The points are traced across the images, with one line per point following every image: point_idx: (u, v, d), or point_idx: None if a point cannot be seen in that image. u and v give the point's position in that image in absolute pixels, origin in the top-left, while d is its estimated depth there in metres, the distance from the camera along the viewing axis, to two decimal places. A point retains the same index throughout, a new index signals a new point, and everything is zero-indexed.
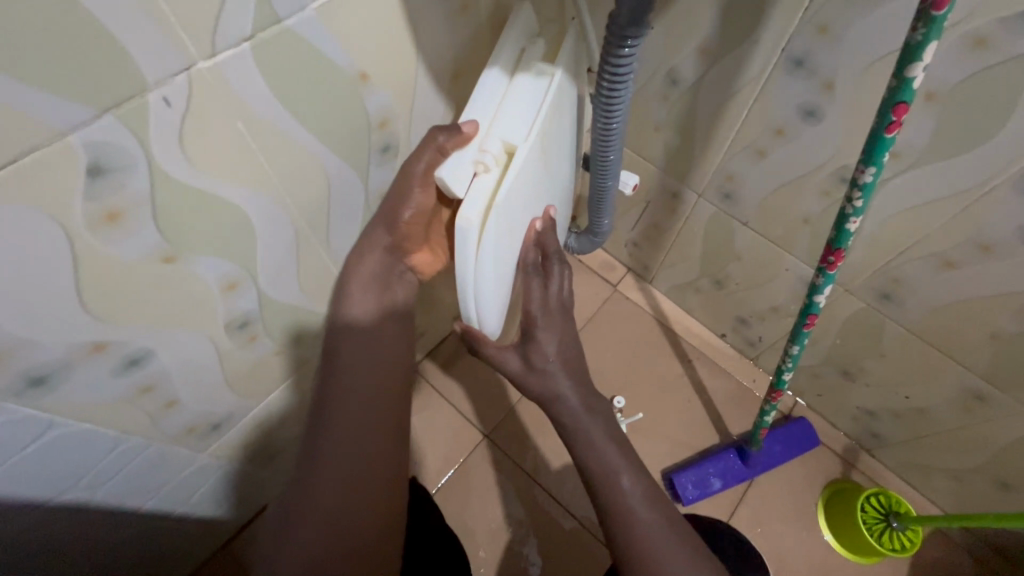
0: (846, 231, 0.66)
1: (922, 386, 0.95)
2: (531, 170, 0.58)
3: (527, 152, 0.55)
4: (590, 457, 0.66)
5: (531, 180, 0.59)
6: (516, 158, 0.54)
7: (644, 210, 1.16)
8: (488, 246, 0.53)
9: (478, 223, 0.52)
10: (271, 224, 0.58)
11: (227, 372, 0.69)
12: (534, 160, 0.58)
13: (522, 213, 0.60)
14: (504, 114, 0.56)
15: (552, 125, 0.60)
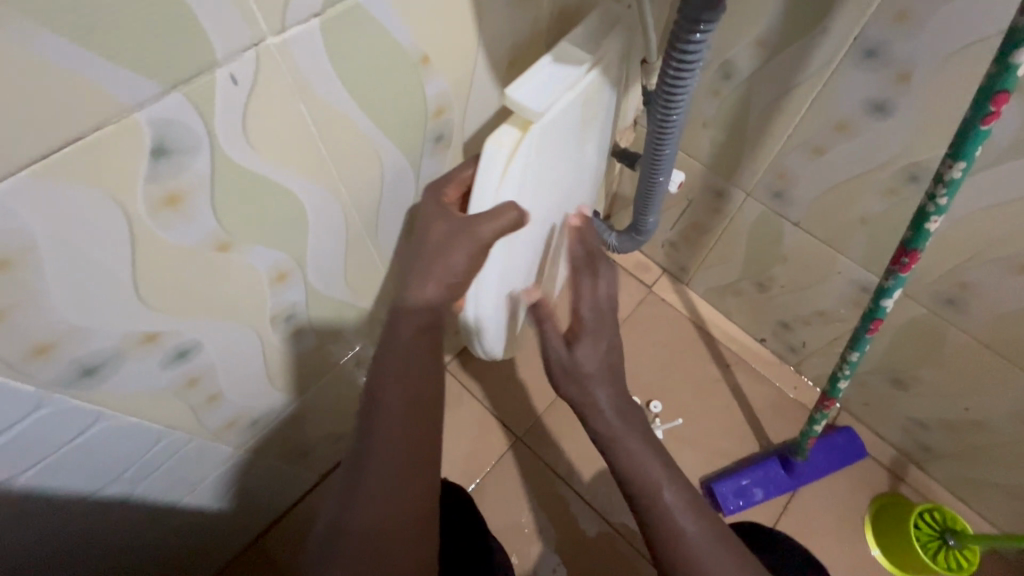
0: (925, 231, 0.62)
1: (983, 398, 0.90)
2: (568, 123, 0.60)
3: (570, 100, 0.57)
4: (634, 483, 0.61)
5: (567, 134, 0.61)
6: (560, 98, 0.55)
7: (685, 209, 1.12)
8: (511, 178, 0.54)
9: (509, 149, 0.53)
10: (324, 215, 0.56)
11: (268, 367, 0.67)
12: (574, 113, 0.60)
13: (551, 166, 0.62)
14: (561, 56, 0.57)
15: (596, 91, 0.62)
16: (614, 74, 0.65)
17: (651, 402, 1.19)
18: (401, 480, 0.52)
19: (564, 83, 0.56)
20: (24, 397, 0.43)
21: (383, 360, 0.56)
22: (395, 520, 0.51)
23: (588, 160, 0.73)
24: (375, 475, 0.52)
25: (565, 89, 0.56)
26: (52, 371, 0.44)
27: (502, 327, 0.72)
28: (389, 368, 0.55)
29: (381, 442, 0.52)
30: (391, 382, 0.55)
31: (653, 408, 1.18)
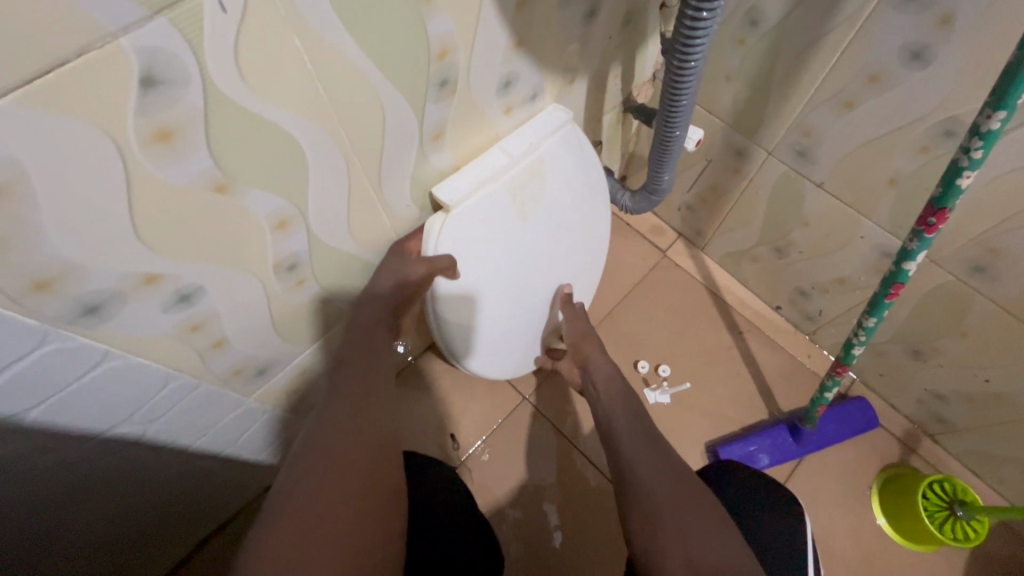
0: (957, 188, 0.58)
1: (1004, 368, 0.87)
2: (501, 205, 0.74)
3: (493, 189, 0.73)
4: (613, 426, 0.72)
5: (506, 215, 0.75)
6: (478, 189, 0.72)
7: (703, 169, 1.09)
8: (443, 246, 0.71)
9: (439, 225, 0.70)
10: (323, 158, 0.54)
11: (273, 318, 0.67)
12: (506, 197, 0.74)
13: (496, 239, 0.75)
14: (489, 155, 0.75)
15: (544, 166, 0.78)
16: (558, 145, 0.79)
17: (660, 366, 1.18)
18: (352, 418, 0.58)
19: (486, 176, 0.73)
20: (28, 330, 0.44)
21: (357, 358, 0.67)
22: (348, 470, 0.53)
23: (565, 234, 0.84)
24: (332, 421, 0.57)
25: (488, 181, 0.73)
26: (55, 306, 0.44)
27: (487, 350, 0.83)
28: (356, 367, 0.65)
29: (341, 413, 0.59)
30: (358, 377, 0.64)
31: (661, 372, 1.17)
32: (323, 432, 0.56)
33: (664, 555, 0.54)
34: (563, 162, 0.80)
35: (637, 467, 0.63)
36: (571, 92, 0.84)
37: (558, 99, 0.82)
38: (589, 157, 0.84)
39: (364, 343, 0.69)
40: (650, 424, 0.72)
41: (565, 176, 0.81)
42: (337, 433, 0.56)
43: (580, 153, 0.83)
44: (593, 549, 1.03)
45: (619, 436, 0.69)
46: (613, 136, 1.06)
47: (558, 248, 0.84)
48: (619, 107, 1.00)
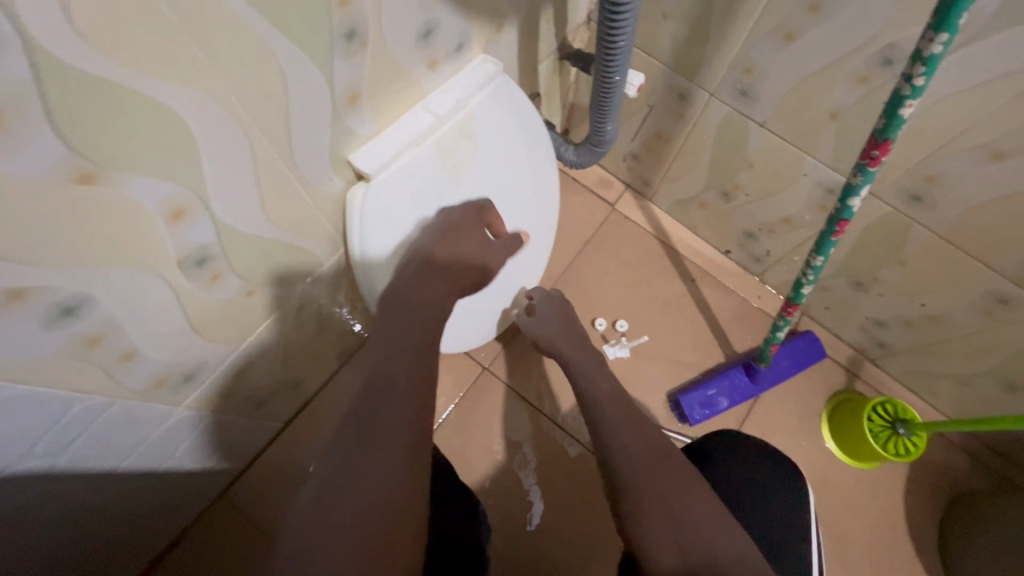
0: (900, 118, 0.57)
1: (940, 292, 0.90)
2: (429, 172, 0.69)
3: (419, 155, 0.68)
4: (590, 408, 0.67)
5: (436, 182, 0.70)
6: (400, 153, 0.67)
7: (646, 115, 1.05)
8: (368, 221, 0.66)
9: (361, 198, 0.65)
10: (214, 133, 0.47)
11: (191, 320, 0.60)
12: (433, 162, 0.69)
13: (429, 210, 0.70)
14: (411, 116, 0.69)
15: (474, 126, 0.72)
16: (488, 100, 0.73)
17: (618, 321, 1.17)
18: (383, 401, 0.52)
19: (408, 139, 0.67)
20: None
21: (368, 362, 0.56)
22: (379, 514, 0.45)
23: (508, 199, 0.80)
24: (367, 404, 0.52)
25: (411, 144, 0.67)
26: None
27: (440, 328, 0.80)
28: (384, 369, 0.55)
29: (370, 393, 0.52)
30: (383, 382, 0.54)
31: (619, 327, 1.17)
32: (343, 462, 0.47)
33: (660, 549, 0.53)
34: (497, 118, 0.75)
35: (621, 452, 0.59)
36: (501, 41, 0.77)
37: (488, 49, 0.75)
38: (526, 111, 0.79)
39: (393, 341, 0.59)
40: (627, 402, 0.67)
41: (497, 135, 0.75)
42: (366, 449, 0.48)
43: (513, 108, 0.77)
44: (568, 510, 1.04)
45: (601, 418, 0.65)
46: (551, 87, 1.01)
47: (502, 212, 0.80)
48: (554, 54, 0.94)
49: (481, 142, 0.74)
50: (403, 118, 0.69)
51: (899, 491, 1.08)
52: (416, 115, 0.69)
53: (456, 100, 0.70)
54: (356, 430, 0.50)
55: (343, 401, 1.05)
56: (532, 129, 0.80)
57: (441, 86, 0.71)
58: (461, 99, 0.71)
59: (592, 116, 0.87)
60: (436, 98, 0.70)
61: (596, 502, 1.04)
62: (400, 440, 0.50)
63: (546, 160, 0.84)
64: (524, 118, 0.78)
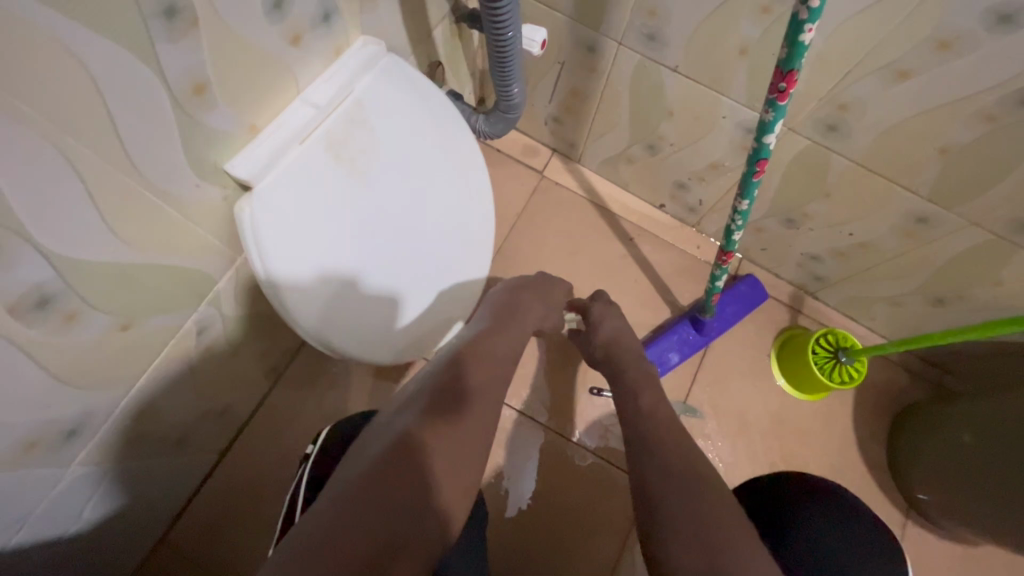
0: (801, 46, 0.54)
1: (865, 220, 0.91)
2: (323, 168, 0.60)
3: (305, 153, 0.60)
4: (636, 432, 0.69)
5: (334, 179, 0.61)
6: (284, 152, 0.59)
7: (559, 73, 0.99)
8: (260, 232, 0.56)
9: (247, 207, 0.56)
10: (11, 153, 0.39)
11: (53, 371, 0.52)
12: (326, 157, 0.61)
13: (330, 208, 0.61)
14: (292, 117, 0.61)
15: (369, 113, 0.65)
16: (372, 80, 0.66)
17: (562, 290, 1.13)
18: (446, 448, 0.54)
19: (289, 135, 0.60)
20: None
21: (436, 379, 0.60)
22: (410, 530, 0.47)
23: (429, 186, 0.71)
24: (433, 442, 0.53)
25: (292, 142, 0.59)
26: None
27: (384, 343, 0.71)
28: (459, 418, 0.57)
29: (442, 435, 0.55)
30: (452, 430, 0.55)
31: None
32: (389, 472, 0.49)
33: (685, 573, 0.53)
34: (397, 100, 0.68)
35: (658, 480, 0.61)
36: (378, 8, 0.70)
37: (364, 17, 0.68)
38: (423, 87, 0.71)
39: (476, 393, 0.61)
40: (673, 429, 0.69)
41: (396, 118, 0.67)
42: (417, 476, 0.50)
43: (408, 87, 0.69)
44: (583, 522, 1.02)
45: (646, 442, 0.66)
46: (451, 53, 0.93)
47: (424, 198, 0.71)
48: (448, 17, 0.86)
49: (380, 129, 0.66)
50: (286, 117, 0.62)
51: (849, 416, 1.11)
52: (299, 112, 0.62)
53: (340, 89, 0.64)
54: (412, 457, 0.51)
55: (283, 420, 0.99)
56: (437, 109, 0.73)
57: (323, 77, 0.64)
58: (346, 88, 0.64)
59: (495, 79, 0.81)
60: (317, 90, 0.64)
61: (610, 512, 1.02)
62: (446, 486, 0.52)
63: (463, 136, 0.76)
64: (427, 96, 0.71)
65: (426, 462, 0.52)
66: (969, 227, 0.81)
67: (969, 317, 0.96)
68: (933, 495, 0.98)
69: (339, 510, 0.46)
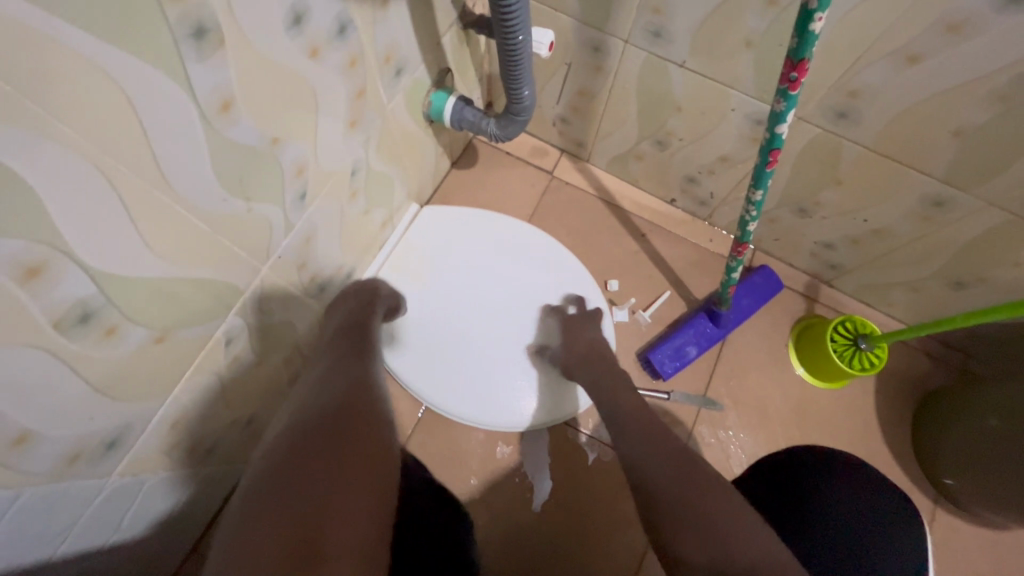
0: (811, 35, 0.55)
1: (879, 205, 0.91)
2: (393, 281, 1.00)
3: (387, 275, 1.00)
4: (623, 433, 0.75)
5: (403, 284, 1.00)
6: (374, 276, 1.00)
7: (566, 73, 1.00)
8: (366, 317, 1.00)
9: None
10: (54, 174, 0.40)
11: (95, 384, 0.53)
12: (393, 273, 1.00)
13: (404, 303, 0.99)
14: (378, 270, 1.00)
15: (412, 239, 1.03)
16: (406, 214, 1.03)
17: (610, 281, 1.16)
18: (319, 432, 0.57)
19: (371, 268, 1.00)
20: None
21: (306, 397, 0.66)
22: (306, 504, 0.49)
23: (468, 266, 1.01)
24: (302, 435, 0.57)
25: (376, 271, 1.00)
26: None
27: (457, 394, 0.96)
28: (319, 407, 0.62)
29: (310, 426, 0.58)
30: (313, 419, 0.60)
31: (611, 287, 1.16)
32: (272, 476, 0.52)
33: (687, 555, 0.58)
34: (427, 222, 1.04)
35: (648, 474, 0.67)
36: (390, 19, 0.71)
37: (376, 28, 0.69)
38: (445, 209, 1.05)
39: (334, 385, 0.67)
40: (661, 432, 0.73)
41: (428, 233, 1.03)
42: (299, 461, 0.53)
43: (434, 215, 1.05)
44: (603, 518, 1.02)
45: (630, 441, 0.73)
46: (460, 59, 0.94)
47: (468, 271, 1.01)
48: (456, 24, 0.88)
49: (423, 245, 1.03)
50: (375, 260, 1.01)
51: (871, 403, 1.11)
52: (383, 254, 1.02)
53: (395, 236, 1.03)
54: (284, 454, 0.55)
55: None
56: (461, 215, 1.04)
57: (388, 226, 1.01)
58: (397, 235, 1.03)
59: (505, 84, 0.82)
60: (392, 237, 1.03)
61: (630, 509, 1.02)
62: (330, 455, 0.54)
63: (471, 216, 1.05)
64: (438, 211, 1.04)
65: (300, 451, 0.55)
66: (986, 209, 0.81)
67: (988, 298, 0.96)
68: (961, 480, 0.97)
69: (238, 529, 0.48)
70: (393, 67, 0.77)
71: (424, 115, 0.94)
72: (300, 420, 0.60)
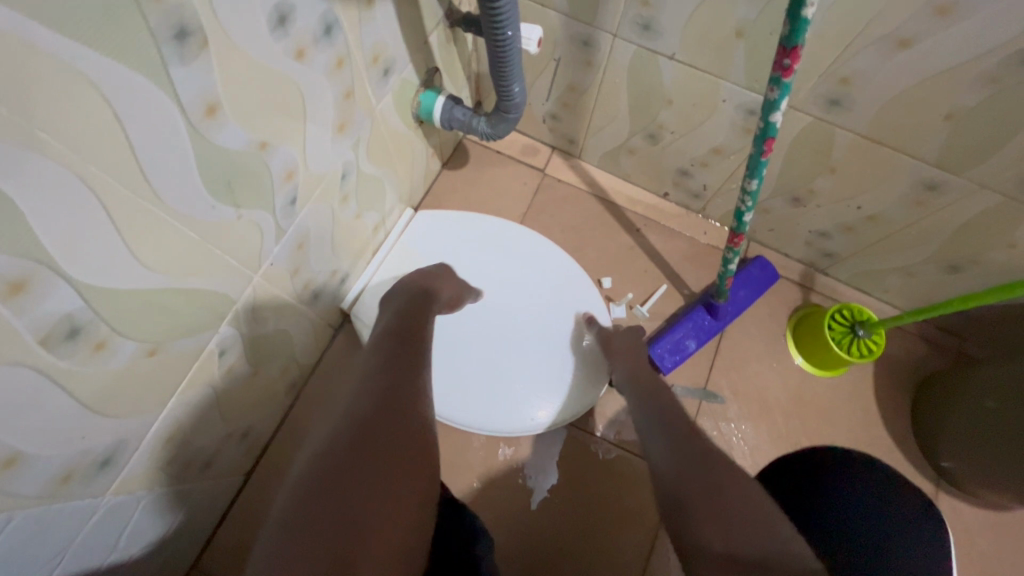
0: (804, 22, 0.54)
1: (872, 192, 0.91)
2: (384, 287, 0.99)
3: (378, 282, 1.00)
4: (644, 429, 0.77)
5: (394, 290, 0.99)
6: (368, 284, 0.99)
7: (556, 69, 1.00)
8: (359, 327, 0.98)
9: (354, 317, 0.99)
10: (34, 184, 0.38)
11: (85, 400, 0.52)
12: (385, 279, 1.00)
13: None
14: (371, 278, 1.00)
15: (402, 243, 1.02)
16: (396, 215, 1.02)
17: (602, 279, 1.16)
18: (381, 447, 0.55)
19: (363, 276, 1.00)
20: None
21: (368, 389, 0.62)
22: (366, 532, 0.48)
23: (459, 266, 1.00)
24: (366, 444, 0.54)
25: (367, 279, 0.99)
26: None
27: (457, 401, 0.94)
28: (389, 415, 0.59)
29: (375, 438, 0.56)
30: (383, 429, 0.56)
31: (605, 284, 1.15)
32: (336, 484, 0.50)
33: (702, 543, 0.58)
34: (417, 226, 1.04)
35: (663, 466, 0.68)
36: (376, 18, 0.70)
37: (362, 28, 0.68)
38: (432, 211, 1.05)
39: (405, 389, 0.63)
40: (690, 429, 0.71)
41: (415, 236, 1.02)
42: (361, 483, 0.51)
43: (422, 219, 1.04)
44: (607, 516, 1.01)
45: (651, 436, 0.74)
46: (448, 58, 0.93)
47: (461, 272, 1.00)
48: (443, 22, 0.87)
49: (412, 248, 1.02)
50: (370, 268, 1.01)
51: (870, 390, 1.11)
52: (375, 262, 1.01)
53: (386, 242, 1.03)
54: (348, 463, 0.52)
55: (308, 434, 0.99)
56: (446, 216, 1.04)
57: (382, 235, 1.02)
58: (388, 241, 1.03)
59: (495, 82, 0.81)
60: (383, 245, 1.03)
61: (634, 505, 1.02)
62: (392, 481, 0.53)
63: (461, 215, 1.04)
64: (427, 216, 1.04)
65: (364, 465, 0.52)
66: (979, 191, 0.81)
67: (982, 281, 0.96)
68: (962, 462, 0.98)
69: (291, 529, 0.47)
70: (380, 67, 0.76)
71: (413, 116, 0.93)
72: (364, 424, 0.56)
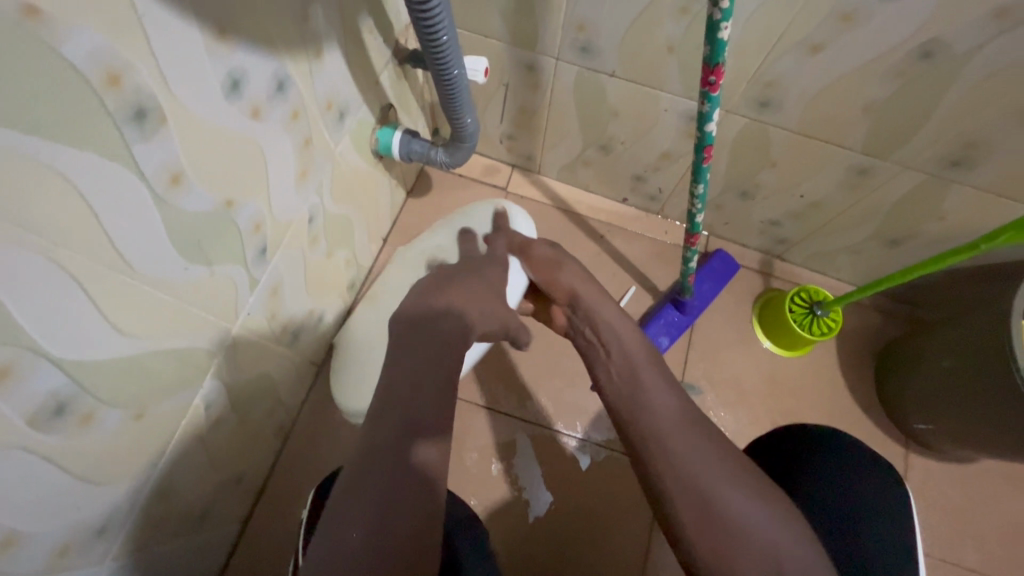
0: (721, 43, 0.59)
1: (812, 180, 0.97)
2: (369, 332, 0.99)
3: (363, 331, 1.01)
4: (625, 406, 0.63)
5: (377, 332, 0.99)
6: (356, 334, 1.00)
7: (505, 94, 1.04)
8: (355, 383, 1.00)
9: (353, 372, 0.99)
10: (11, 275, 0.40)
11: (76, 472, 0.53)
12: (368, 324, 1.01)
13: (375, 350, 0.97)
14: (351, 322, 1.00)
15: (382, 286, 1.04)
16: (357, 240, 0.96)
17: None
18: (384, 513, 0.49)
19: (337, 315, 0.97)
20: None
21: (363, 439, 0.54)
22: None
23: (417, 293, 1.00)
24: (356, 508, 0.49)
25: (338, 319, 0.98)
26: None
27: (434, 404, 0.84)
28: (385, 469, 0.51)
29: (371, 502, 0.50)
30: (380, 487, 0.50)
31: None
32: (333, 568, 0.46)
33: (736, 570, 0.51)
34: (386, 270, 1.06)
35: (669, 467, 0.57)
36: (327, 67, 0.73)
37: (314, 78, 0.71)
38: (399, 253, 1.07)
39: (410, 432, 0.55)
40: (696, 412, 0.61)
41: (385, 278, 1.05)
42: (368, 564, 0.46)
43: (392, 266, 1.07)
44: (602, 516, 1.05)
45: (638, 417, 0.62)
46: (400, 94, 0.97)
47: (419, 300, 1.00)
48: (392, 61, 0.90)
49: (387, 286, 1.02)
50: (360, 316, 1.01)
51: (834, 364, 1.17)
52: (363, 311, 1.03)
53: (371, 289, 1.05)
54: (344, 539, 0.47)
55: (301, 472, 1.00)
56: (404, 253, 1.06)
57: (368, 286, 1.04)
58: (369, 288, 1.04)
59: (447, 114, 0.85)
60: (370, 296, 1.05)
61: (627, 502, 1.05)
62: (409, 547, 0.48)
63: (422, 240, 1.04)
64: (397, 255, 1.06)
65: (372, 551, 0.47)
66: (905, 172, 0.88)
67: (921, 252, 1.03)
68: (925, 422, 1.04)
69: None
70: (335, 111, 0.78)
71: (373, 152, 0.96)
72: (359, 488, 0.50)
